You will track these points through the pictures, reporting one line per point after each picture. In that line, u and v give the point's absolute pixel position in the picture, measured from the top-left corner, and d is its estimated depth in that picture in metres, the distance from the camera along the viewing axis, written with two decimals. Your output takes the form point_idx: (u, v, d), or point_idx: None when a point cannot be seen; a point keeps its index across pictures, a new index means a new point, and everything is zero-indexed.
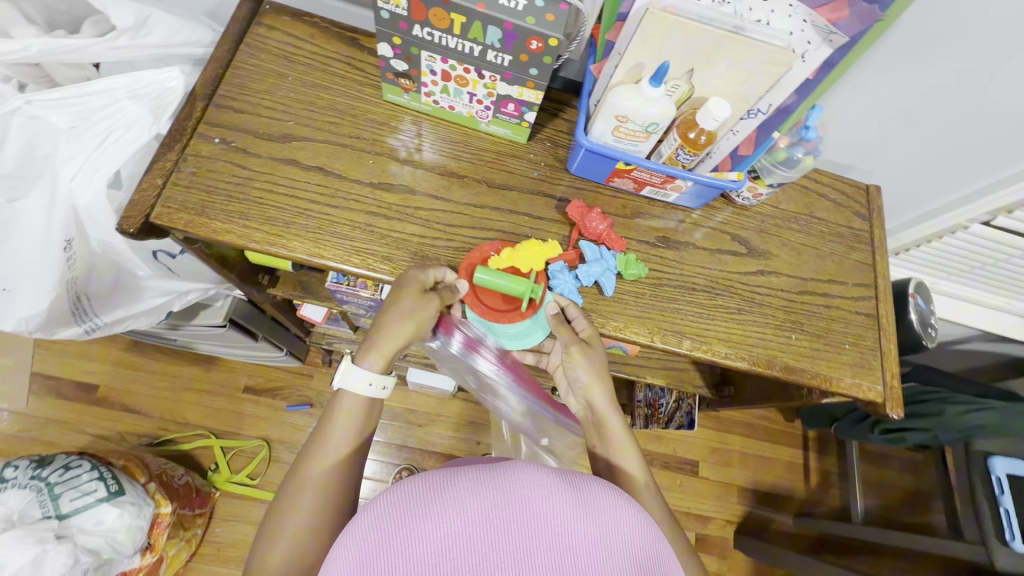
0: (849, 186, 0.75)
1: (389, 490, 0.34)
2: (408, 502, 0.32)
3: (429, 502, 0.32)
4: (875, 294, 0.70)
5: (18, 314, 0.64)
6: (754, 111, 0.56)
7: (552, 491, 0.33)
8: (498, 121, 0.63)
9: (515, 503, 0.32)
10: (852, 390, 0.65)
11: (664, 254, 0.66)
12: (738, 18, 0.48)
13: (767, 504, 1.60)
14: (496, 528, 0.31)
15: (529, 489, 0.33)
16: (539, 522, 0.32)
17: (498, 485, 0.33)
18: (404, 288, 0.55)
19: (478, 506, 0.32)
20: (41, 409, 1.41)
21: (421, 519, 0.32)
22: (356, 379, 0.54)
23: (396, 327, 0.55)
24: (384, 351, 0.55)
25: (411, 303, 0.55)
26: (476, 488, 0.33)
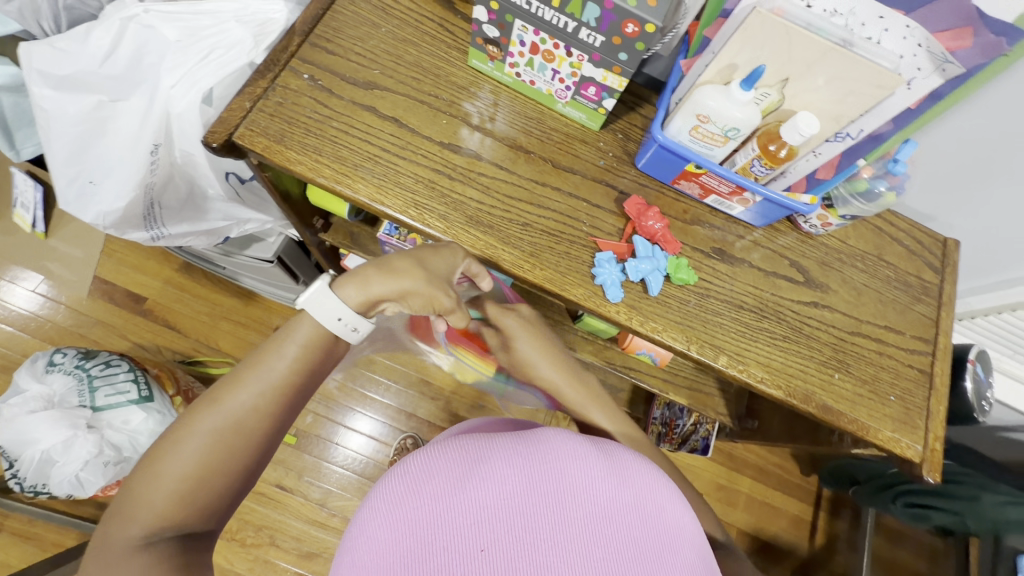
0: (926, 235, 0.71)
1: (433, 457, 0.39)
2: (453, 467, 0.38)
3: (475, 466, 0.38)
4: (933, 350, 0.66)
5: (97, 208, 0.69)
6: (841, 135, 0.53)
7: (584, 458, 0.40)
8: (575, 103, 0.63)
9: (550, 468, 0.38)
10: (889, 444, 0.62)
11: (716, 267, 0.64)
12: (847, 32, 0.46)
13: (765, 553, 1.54)
14: (533, 485, 0.37)
15: (563, 457, 0.39)
16: (571, 478, 0.38)
17: (531, 452, 0.39)
18: (443, 257, 0.57)
19: (515, 468, 0.38)
20: (93, 308, 1.51)
21: (467, 480, 0.37)
22: (333, 300, 0.53)
23: (409, 277, 0.55)
24: (383, 287, 0.54)
25: (438, 272, 0.56)
26: (512, 456, 0.39)
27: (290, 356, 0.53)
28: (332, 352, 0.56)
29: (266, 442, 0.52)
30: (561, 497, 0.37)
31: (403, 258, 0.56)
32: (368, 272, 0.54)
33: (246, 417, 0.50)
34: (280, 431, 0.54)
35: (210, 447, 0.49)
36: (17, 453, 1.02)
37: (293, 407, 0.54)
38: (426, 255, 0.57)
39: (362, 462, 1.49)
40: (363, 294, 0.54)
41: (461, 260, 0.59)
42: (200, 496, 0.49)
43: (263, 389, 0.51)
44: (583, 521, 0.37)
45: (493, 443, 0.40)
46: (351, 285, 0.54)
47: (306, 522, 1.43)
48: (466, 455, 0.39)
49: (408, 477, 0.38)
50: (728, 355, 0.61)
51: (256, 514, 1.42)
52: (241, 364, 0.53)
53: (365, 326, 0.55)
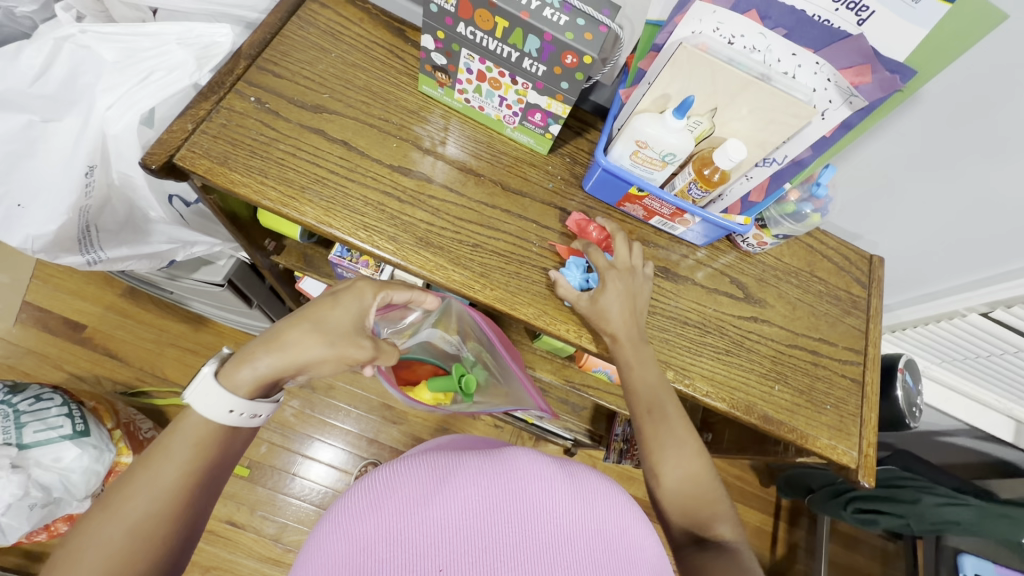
0: (853, 252, 0.76)
1: (398, 473, 0.38)
2: (418, 482, 0.37)
3: (439, 485, 0.37)
4: (863, 360, 0.70)
5: (26, 231, 0.65)
6: (769, 160, 0.57)
7: (549, 480, 0.40)
8: (523, 128, 0.65)
9: (515, 488, 0.38)
10: (827, 451, 0.65)
11: (662, 285, 0.67)
12: (765, 67, 0.50)
13: None
14: (497, 504, 0.37)
15: (529, 477, 0.39)
16: (536, 499, 0.38)
17: (497, 472, 0.39)
18: (341, 311, 0.57)
19: (479, 487, 0.38)
20: (25, 338, 1.41)
21: (430, 496, 0.36)
22: (221, 393, 0.50)
23: (307, 346, 0.54)
24: (279, 363, 0.53)
25: (337, 329, 0.56)
26: (478, 473, 0.38)
27: (183, 457, 0.50)
28: (232, 444, 0.54)
29: (174, 545, 0.49)
30: (525, 517, 0.37)
31: (293, 328, 0.55)
32: (257, 353, 0.53)
33: (144, 521, 0.47)
34: (193, 525, 0.50)
35: (107, 558, 0.45)
36: None
37: (204, 499, 0.51)
38: (316, 315, 0.56)
39: (320, 492, 1.43)
40: (256, 377, 0.53)
41: (371, 296, 0.60)
42: None
43: (160, 491, 0.48)
44: (546, 542, 0.37)
45: (460, 460, 0.40)
46: (240, 370, 0.52)
47: (258, 559, 1.35)
48: (433, 470, 0.38)
49: (371, 492, 0.37)
50: (674, 369, 0.63)
51: (203, 554, 1.34)
52: (129, 469, 0.49)
53: (265, 408, 0.54)
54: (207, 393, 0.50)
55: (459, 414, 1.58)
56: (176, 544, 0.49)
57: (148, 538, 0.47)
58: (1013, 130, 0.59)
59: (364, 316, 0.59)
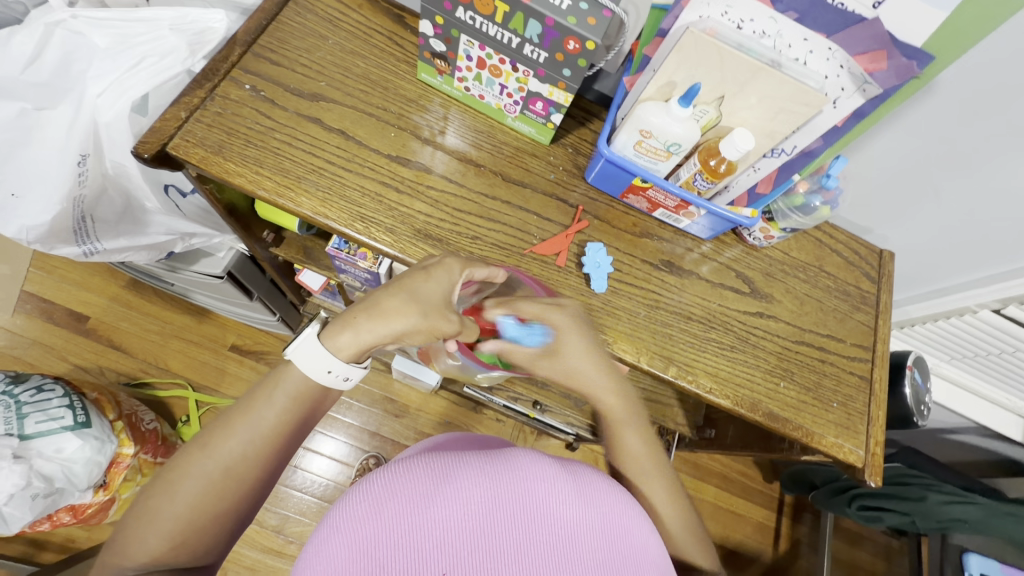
0: (862, 246, 0.74)
1: (398, 473, 0.37)
2: (418, 484, 0.36)
3: (439, 489, 0.36)
4: (872, 357, 0.68)
5: (21, 222, 0.63)
6: (777, 151, 0.55)
7: (556, 480, 0.38)
8: (525, 117, 0.63)
9: (521, 487, 0.37)
10: (833, 449, 0.63)
11: (666, 279, 0.65)
12: (776, 52, 0.48)
13: (731, 562, 1.55)
14: (499, 506, 0.36)
15: (535, 476, 0.38)
16: (539, 501, 0.37)
17: (500, 471, 0.38)
18: (437, 282, 0.52)
19: (482, 489, 0.37)
20: (30, 329, 1.42)
21: (431, 499, 0.35)
22: (323, 354, 0.51)
23: (402, 317, 0.51)
24: (376, 331, 0.51)
25: (432, 302, 0.52)
26: (480, 475, 0.37)
27: (281, 405, 0.51)
28: (326, 398, 0.54)
29: (259, 488, 0.50)
30: (529, 519, 0.36)
31: (390, 295, 0.52)
32: (358, 317, 0.52)
33: (238, 461, 0.48)
34: (277, 469, 0.52)
35: (203, 491, 0.47)
36: None
37: (291, 447, 0.53)
38: (413, 284, 0.52)
39: (322, 485, 1.44)
40: (353, 341, 0.51)
41: (459, 272, 0.54)
42: (195, 539, 0.47)
43: (256, 435, 0.50)
44: (550, 544, 0.36)
45: (461, 459, 0.39)
46: (342, 334, 0.51)
47: (260, 550, 1.36)
48: (433, 471, 0.37)
49: (369, 495, 0.36)
50: (678, 366, 0.62)
51: None
52: (230, 410, 0.51)
53: (357, 372, 0.54)
54: (311, 353, 0.50)
55: (461, 408, 1.57)
56: (262, 488, 0.51)
57: (238, 479, 0.48)
58: None
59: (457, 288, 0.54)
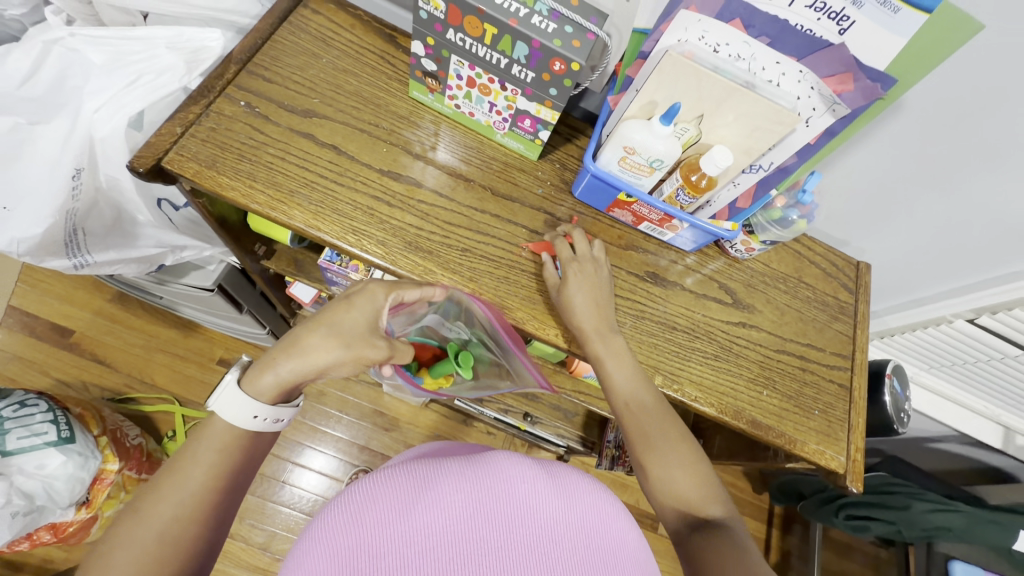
0: (840, 258, 0.77)
1: (379, 481, 0.38)
2: (399, 489, 0.37)
3: (420, 494, 0.37)
4: (851, 365, 0.71)
5: (10, 235, 0.62)
6: (755, 167, 0.58)
7: (534, 483, 0.40)
8: (513, 134, 0.65)
9: (500, 490, 0.38)
10: (815, 456, 0.65)
11: (651, 290, 0.67)
12: (750, 74, 0.51)
13: None
14: (481, 509, 0.37)
15: (513, 479, 0.39)
16: (519, 503, 0.38)
17: (480, 476, 0.39)
18: (359, 313, 0.57)
19: (463, 494, 0.37)
20: (12, 344, 1.40)
21: (413, 504, 0.36)
22: (245, 400, 0.51)
23: (326, 351, 0.54)
24: (300, 368, 0.54)
25: (354, 332, 0.56)
26: (460, 480, 0.38)
27: (208, 459, 0.50)
28: (257, 446, 0.54)
29: (202, 548, 0.49)
30: (509, 522, 0.37)
31: (311, 332, 0.55)
32: (278, 357, 0.54)
33: (173, 524, 0.47)
34: (218, 526, 0.50)
35: (138, 563, 0.45)
36: None
37: (229, 500, 0.52)
38: (333, 318, 0.56)
39: (310, 501, 1.42)
40: (276, 381, 0.53)
41: (383, 298, 0.59)
42: None
43: (186, 495, 0.48)
44: (531, 546, 0.37)
45: (442, 465, 0.40)
46: (263, 376, 0.53)
47: (245, 569, 1.33)
48: (414, 477, 0.38)
49: (351, 504, 0.36)
50: (664, 374, 0.63)
51: None
52: (158, 473, 0.50)
53: (288, 412, 0.55)
54: (231, 400, 0.51)
55: (451, 421, 1.57)
56: (207, 546, 0.49)
57: (176, 542, 0.47)
58: (992, 138, 0.61)
59: (380, 316, 0.59)
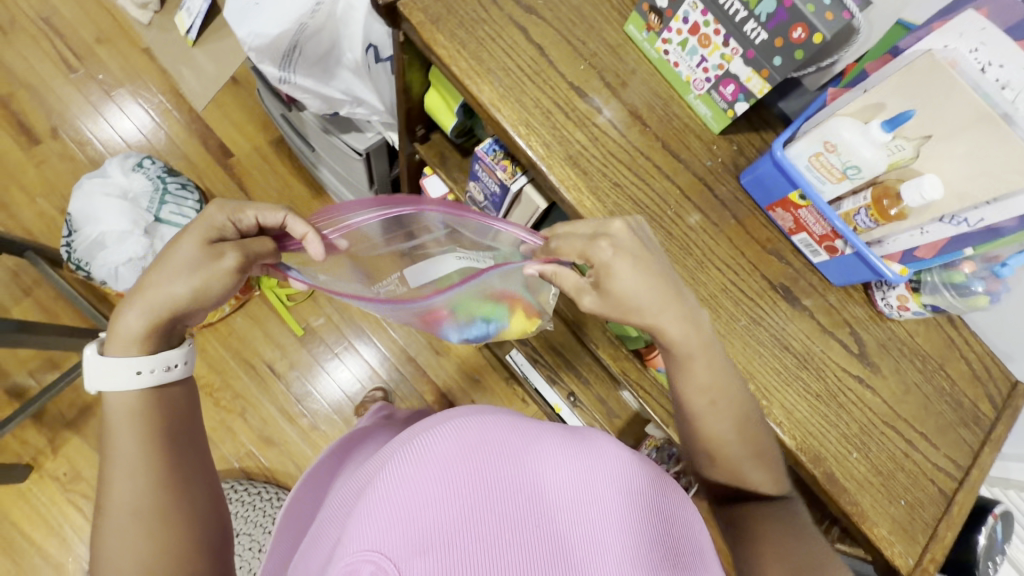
0: (996, 368, 0.68)
1: (495, 429, 0.46)
2: (509, 439, 0.45)
3: (528, 446, 0.45)
4: (962, 477, 0.62)
5: (254, 27, 0.73)
6: (957, 219, 0.52)
7: (625, 467, 0.46)
8: (707, 97, 0.63)
9: (597, 464, 0.45)
10: (881, 543, 0.58)
11: (777, 302, 0.63)
12: (1009, 108, 0.45)
13: None
14: (581, 476, 0.43)
15: (608, 456, 0.46)
16: (612, 486, 0.44)
17: (580, 447, 0.46)
18: (181, 250, 0.48)
19: (564, 457, 0.44)
20: (187, 145, 1.64)
21: (524, 453, 0.44)
22: (116, 362, 0.48)
23: (171, 286, 0.47)
24: (147, 311, 0.47)
25: (188, 260, 0.47)
26: (563, 445, 0.46)
27: (127, 432, 0.48)
28: (175, 395, 0.52)
29: (191, 491, 0.50)
30: (603, 499, 0.43)
31: (147, 275, 0.48)
32: (121, 308, 0.48)
33: (135, 501, 0.47)
34: (188, 472, 0.51)
35: (139, 532, 0.47)
36: (79, 226, 1.10)
37: (182, 451, 0.51)
38: (164, 256, 0.48)
39: (349, 380, 1.55)
40: (130, 339, 0.48)
41: (221, 217, 0.49)
42: (173, 555, 0.48)
43: (129, 469, 0.48)
44: (622, 521, 0.42)
45: (545, 433, 0.47)
46: (118, 339, 0.48)
47: (277, 408, 1.51)
48: (521, 434, 0.46)
49: (470, 434, 0.45)
50: (756, 385, 0.60)
51: (240, 382, 1.51)
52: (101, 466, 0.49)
53: (176, 355, 0.50)
54: (104, 372, 0.47)
55: (494, 372, 1.61)
56: (195, 492, 0.51)
57: (155, 509, 0.48)
58: None
59: (224, 237, 0.49)
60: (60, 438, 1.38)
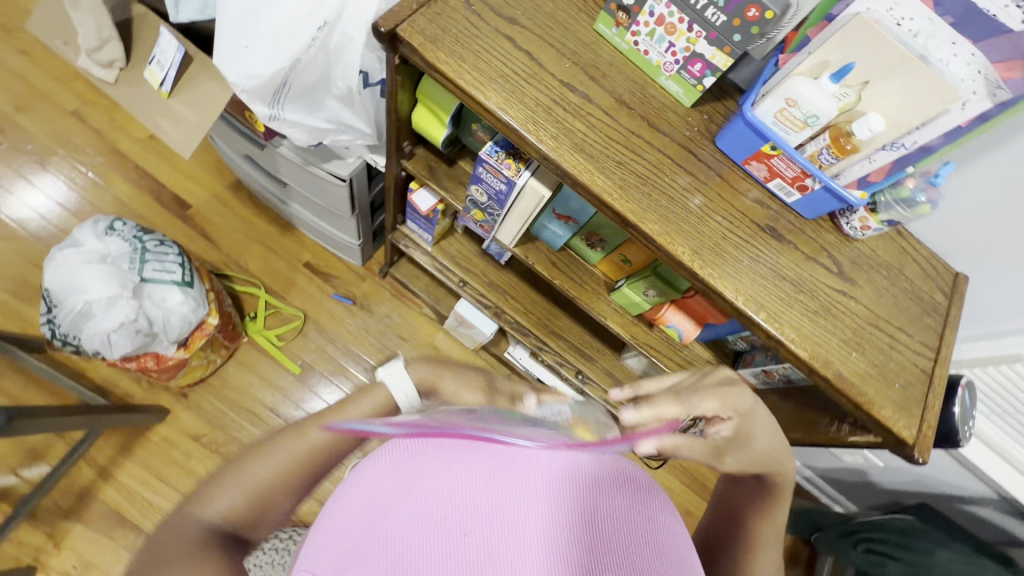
0: (940, 265, 0.82)
1: (416, 453, 0.46)
2: (448, 454, 0.45)
3: (444, 471, 0.44)
4: (935, 356, 0.75)
5: (246, 69, 0.75)
6: (897, 145, 0.64)
7: (540, 474, 0.44)
8: (677, 77, 0.73)
9: (508, 476, 0.44)
10: (888, 421, 0.70)
11: (767, 241, 0.74)
12: (924, 50, 0.58)
13: None
14: (492, 488, 0.44)
15: (524, 469, 0.44)
16: (521, 492, 0.44)
17: (498, 468, 0.44)
18: None
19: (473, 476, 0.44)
20: (139, 203, 1.58)
21: (460, 470, 0.44)
22: None
23: None
24: None
25: None
26: (477, 468, 0.44)
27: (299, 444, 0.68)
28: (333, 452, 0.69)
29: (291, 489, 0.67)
30: (512, 504, 0.44)
31: None
32: None
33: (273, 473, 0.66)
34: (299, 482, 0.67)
35: (250, 490, 0.64)
36: (61, 299, 1.06)
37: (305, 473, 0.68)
38: None
39: None
40: None
41: None
42: (256, 507, 0.64)
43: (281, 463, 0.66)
44: (531, 520, 0.43)
45: (459, 457, 0.45)
46: None
47: None
48: (441, 461, 0.45)
49: (391, 463, 0.46)
50: (767, 312, 0.70)
51: (244, 433, 1.46)
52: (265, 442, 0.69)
53: None
54: None
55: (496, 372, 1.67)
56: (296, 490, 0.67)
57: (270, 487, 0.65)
58: None
59: None
60: (62, 529, 1.31)
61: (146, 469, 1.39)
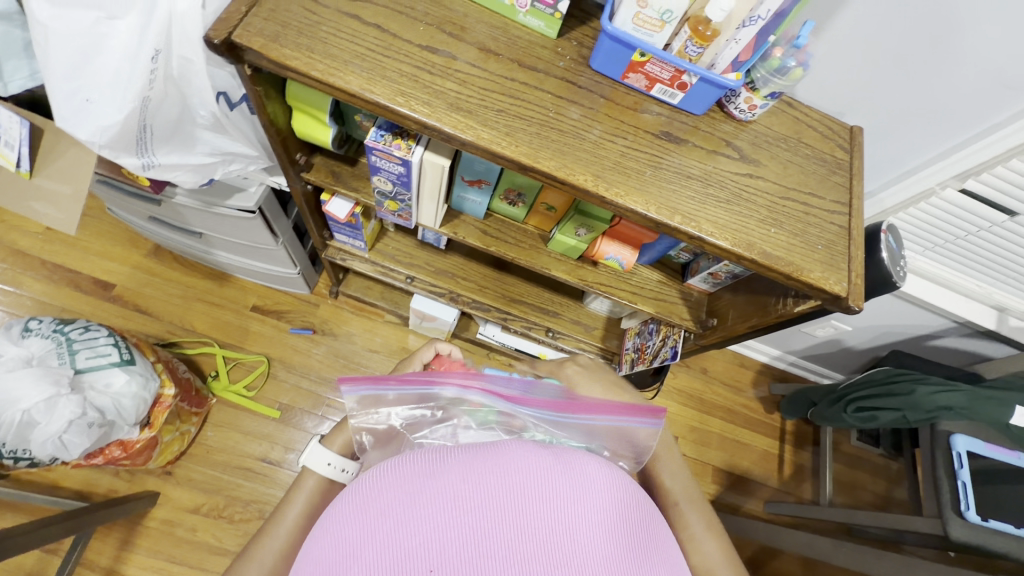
0: (834, 124, 0.85)
1: (402, 462, 0.43)
2: (419, 474, 0.41)
3: (432, 472, 0.41)
4: (850, 211, 0.78)
5: (97, 124, 0.70)
6: (753, 17, 0.63)
7: (530, 456, 0.42)
8: (535, 10, 0.72)
9: (499, 464, 0.41)
10: (821, 282, 0.72)
11: (667, 145, 0.75)
12: None
13: (735, 490, 1.76)
14: (482, 476, 0.40)
15: (513, 453, 0.42)
16: (515, 475, 0.40)
17: (487, 455, 0.42)
18: None
19: (460, 472, 0.40)
20: (59, 298, 1.50)
21: (435, 483, 0.40)
22: None
23: None
24: None
25: None
26: (470, 460, 0.41)
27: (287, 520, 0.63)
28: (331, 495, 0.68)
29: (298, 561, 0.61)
30: (501, 489, 0.39)
31: None
32: None
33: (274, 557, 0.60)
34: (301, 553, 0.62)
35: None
36: None
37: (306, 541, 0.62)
38: None
39: None
40: None
41: None
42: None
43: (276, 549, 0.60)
44: (531, 503, 0.38)
45: (450, 454, 0.43)
46: None
47: None
48: (430, 458, 0.42)
49: (362, 492, 0.41)
50: (683, 215, 0.71)
51: (245, 490, 1.43)
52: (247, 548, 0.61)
53: None
54: None
55: (476, 355, 1.67)
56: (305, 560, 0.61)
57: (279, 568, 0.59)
58: None
59: None
60: None
61: (154, 555, 1.35)
